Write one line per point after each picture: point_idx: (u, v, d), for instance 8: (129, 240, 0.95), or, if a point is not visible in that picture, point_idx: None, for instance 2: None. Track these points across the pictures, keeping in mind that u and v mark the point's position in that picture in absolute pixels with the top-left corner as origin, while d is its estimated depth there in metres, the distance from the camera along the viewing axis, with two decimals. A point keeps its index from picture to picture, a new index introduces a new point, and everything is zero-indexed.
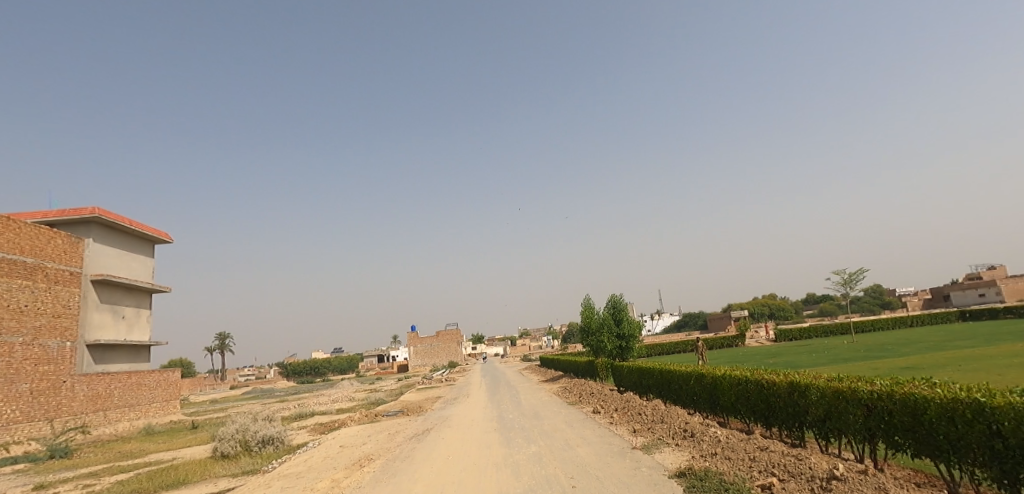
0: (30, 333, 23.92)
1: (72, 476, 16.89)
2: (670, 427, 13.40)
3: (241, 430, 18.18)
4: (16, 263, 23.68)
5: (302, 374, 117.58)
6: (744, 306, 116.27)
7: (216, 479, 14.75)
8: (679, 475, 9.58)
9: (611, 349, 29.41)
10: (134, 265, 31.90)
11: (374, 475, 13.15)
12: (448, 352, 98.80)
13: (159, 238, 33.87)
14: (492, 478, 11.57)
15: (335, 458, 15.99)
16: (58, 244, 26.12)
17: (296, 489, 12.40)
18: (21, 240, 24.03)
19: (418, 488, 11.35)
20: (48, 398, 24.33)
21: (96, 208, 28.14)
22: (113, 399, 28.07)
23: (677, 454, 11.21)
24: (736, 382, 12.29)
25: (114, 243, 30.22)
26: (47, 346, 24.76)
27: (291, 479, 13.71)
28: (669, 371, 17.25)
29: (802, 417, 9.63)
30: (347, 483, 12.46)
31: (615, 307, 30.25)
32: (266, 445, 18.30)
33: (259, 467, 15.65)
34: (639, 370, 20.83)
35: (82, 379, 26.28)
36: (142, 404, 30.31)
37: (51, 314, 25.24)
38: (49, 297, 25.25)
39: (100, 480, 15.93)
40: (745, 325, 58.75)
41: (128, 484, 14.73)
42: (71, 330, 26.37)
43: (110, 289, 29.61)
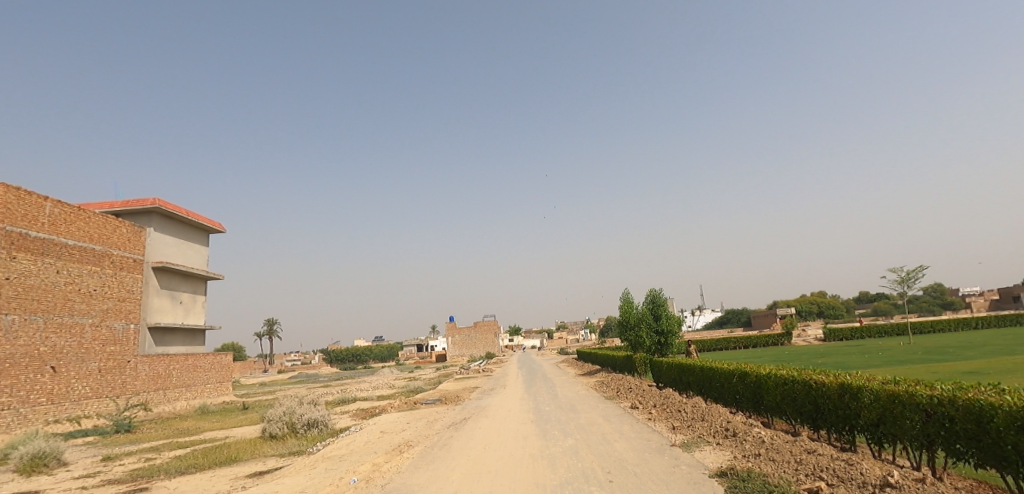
0: (99, 315, 25.44)
1: (136, 449, 17.91)
2: (711, 426, 13.10)
3: (288, 413, 18.91)
4: (87, 250, 25.21)
5: (345, 361, 121.06)
6: (792, 303, 112.43)
7: (265, 458, 15.35)
8: (720, 475, 9.38)
9: (649, 344, 29.03)
10: (191, 253, 33.35)
11: (413, 461, 13.43)
12: (486, 344, 100.08)
13: (213, 227, 35.35)
14: (529, 469, 11.60)
15: (376, 443, 16.38)
16: (123, 232, 27.60)
17: (339, 472, 12.78)
18: (91, 229, 25.56)
19: (456, 476, 11.49)
20: (115, 377, 25.91)
21: (157, 198, 29.67)
22: (171, 379, 29.73)
23: (718, 454, 10.95)
24: (782, 382, 11.85)
25: (173, 232, 31.73)
26: (114, 327, 26.30)
27: (334, 461, 14.15)
28: (710, 368, 16.88)
29: (853, 420, 9.25)
30: (387, 467, 12.77)
31: (654, 302, 29.76)
32: (310, 428, 18.93)
33: (305, 449, 16.19)
34: (679, 367, 20.41)
35: (144, 359, 27.87)
36: (198, 384, 31.90)
37: (117, 298, 26.75)
38: (115, 282, 26.76)
39: (160, 454, 16.81)
40: (791, 323, 56.95)
41: (186, 459, 15.52)
42: (135, 313, 27.90)
43: (170, 276, 31.15)
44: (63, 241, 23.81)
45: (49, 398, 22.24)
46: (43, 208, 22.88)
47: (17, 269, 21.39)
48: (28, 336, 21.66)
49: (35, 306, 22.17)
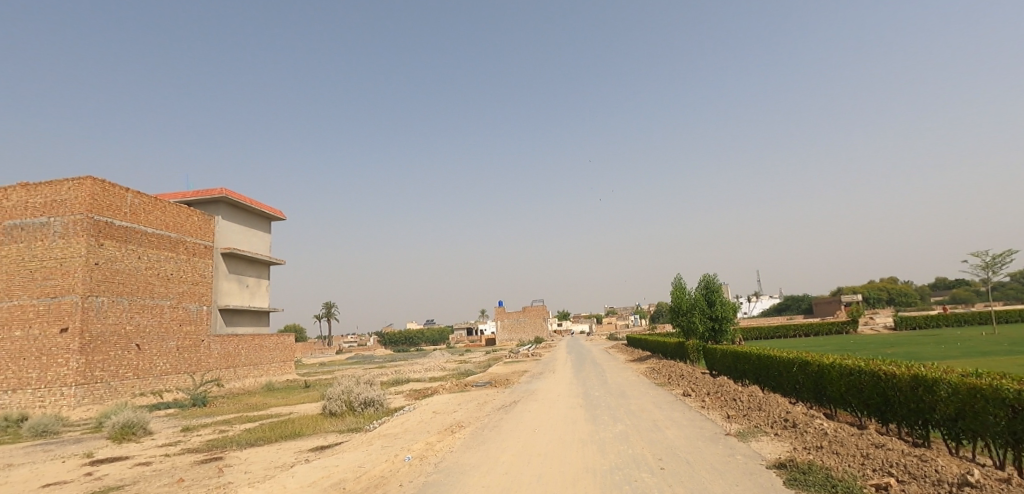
0: (176, 297, 27.15)
1: (211, 422, 19.11)
2: (769, 415, 12.64)
3: (346, 392, 19.66)
4: (164, 237, 26.87)
5: (398, 343, 124.59)
6: (858, 289, 106.79)
7: (325, 434, 16.04)
8: (779, 466, 9.04)
9: (703, 331, 28.30)
10: (255, 240, 34.98)
11: (464, 441, 13.68)
12: (535, 328, 100.52)
13: (274, 215, 36.89)
14: (580, 453, 11.58)
15: (429, 422, 16.81)
16: (195, 221, 29.25)
17: (395, 449, 13.19)
18: (167, 218, 27.23)
19: (507, 458, 11.62)
20: (191, 354, 27.69)
21: (225, 188, 31.21)
22: (240, 358, 31.52)
23: (777, 445, 10.56)
24: (848, 372, 11.27)
25: (239, 220, 33.36)
26: (189, 309, 28.03)
27: (390, 439, 14.62)
28: (768, 356, 16.27)
29: (928, 415, 8.68)
30: (440, 447, 13.08)
31: (708, 288, 28.96)
32: (367, 407, 19.62)
33: (362, 426, 16.81)
34: (735, 354, 19.78)
35: (216, 339, 29.62)
36: (264, 363, 33.66)
37: (191, 281, 28.43)
38: (189, 267, 28.42)
39: (231, 427, 17.87)
40: (858, 310, 54.20)
41: (254, 432, 16.42)
42: (207, 296, 29.61)
43: (237, 261, 32.82)
44: (143, 229, 25.49)
45: (135, 372, 24.04)
46: (125, 199, 24.55)
47: (104, 255, 23.12)
48: (115, 316, 23.39)
49: (121, 289, 23.90)
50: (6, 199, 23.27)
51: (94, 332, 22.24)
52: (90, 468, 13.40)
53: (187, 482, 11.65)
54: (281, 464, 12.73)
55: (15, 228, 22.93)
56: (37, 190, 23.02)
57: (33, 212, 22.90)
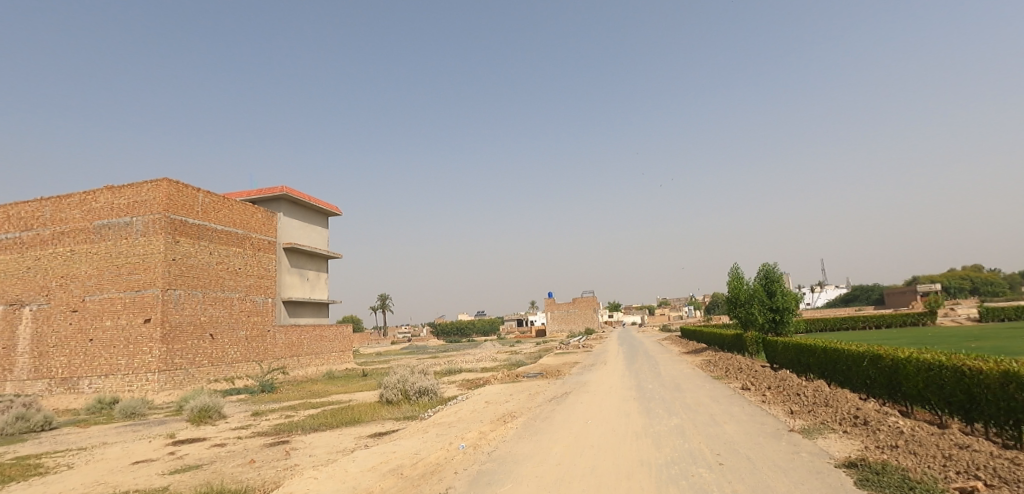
0: (244, 290, 28.59)
1: (278, 407, 20.03)
2: (837, 412, 11.98)
3: (402, 381, 20.14)
4: (232, 234, 28.27)
5: (450, 334, 126.75)
6: (936, 278, 99.86)
7: (383, 421, 16.49)
8: (848, 466, 8.54)
9: (763, 322, 27.16)
10: (313, 235, 36.28)
11: (517, 431, 13.72)
12: (586, 319, 99.77)
13: (331, 211, 38.14)
14: (634, 446, 11.37)
15: (482, 412, 16.96)
16: (259, 218, 30.62)
17: (449, 437, 13.41)
18: (234, 216, 28.62)
19: (559, 448, 11.56)
20: (258, 344, 29.10)
21: (285, 186, 32.51)
22: (303, 347, 32.90)
23: (846, 443, 9.99)
24: (926, 367, 10.50)
25: (298, 217, 34.69)
26: (256, 301, 29.43)
27: (444, 427, 14.86)
28: (835, 350, 15.42)
29: (1020, 415, 7.98)
30: (492, 436, 13.19)
31: (768, 277, 27.80)
32: (422, 396, 20.02)
33: (417, 414, 17.16)
34: (798, 347, 18.89)
35: (280, 329, 31.01)
36: (325, 352, 34.98)
37: (257, 275, 29.81)
38: (255, 261, 29.80)
39: (296, 412, 18.67)
40: (936, 300, 50.68)
41: (317, 418, 17.10)
42: (271, 288, 30.98)
43: (298, 255, 34.17)
44: (213, 226, 26.91)
45: (209, 360, 25.52)
46: (196, 198, 25.97)
47: (180, 251, 24.61)
48: (191, 307, 24.88)
49: (195, 283, 25.37)
50: (94, 200, 25.10)
51: (172, 322, 23.74)
52: (172, 448, 14.33)
53: (257, 463, 12.25)
54: (342, 449, 13.17)
55: (102, 227, 24.72)
56: (121, 192, 24.74)
57: (117, 212, 24.62)
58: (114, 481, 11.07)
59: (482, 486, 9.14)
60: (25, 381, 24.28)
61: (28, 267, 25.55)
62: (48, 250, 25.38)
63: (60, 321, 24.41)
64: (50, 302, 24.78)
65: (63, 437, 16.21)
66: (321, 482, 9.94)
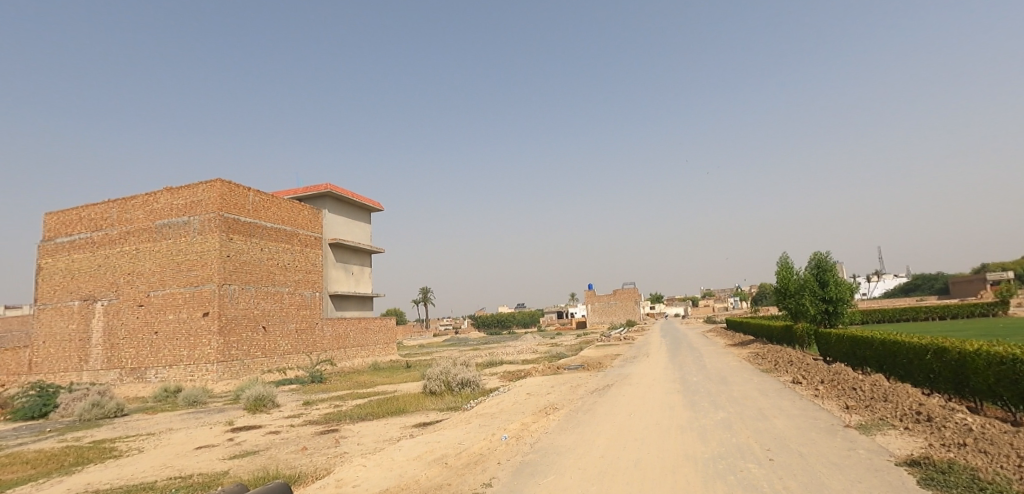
0: (293, 285, 29.52)
1: (326, 397, 20.61)
2: (897, 407, 11.36)
3: (444, 372, 20.37)
4: (281, 231, 29.20)
5: (491, 327, 127.69)
6: (1007, 266, 93.61)
7: (427, 411, 16.72)
8: (910, 464, 8.07)
9: (815, 314, 26.04)
10: (357, 230, 37.10)
11: (559, 423, 13.66)
12: (627, 311, 98.56)
13: (373, 207, 38.91)
14: (679, 439, 11.12)
15: (524, 403, 16.95)
16: (306, 215, 31.51)
17: (491, 428, 13.47)
18: (283, 214, 29.53)
19: (602, 440, 11.44)
20: (307, 336, 30.04)
21: (329, 183, 33.33)
22: (349, 339, 33.75)
23: (907, 440, 9.46)
24: (997, 360, 9.82)
25: (342, 213, 35.54)
26: (304, 295, 30.33)
27: (486, 418, 14.93)
28: (895, 342, 14.62)
29: None
30: (535, 427, 13.17)
31: (820, 267, 26.78)
32: (464, 387, 20.18)
33: (461, 405, 17.32)
34: (854, 339, 18.02)
35: (327, 322, 31.88)
36: (370, 344, 35.80)
37: (305, 271, 30.70)
38: (302, 257, 30.70)
39: (344, 402, 19.16)
40: (1008, 290, 47.45)
41: (364, 407, 17.51)
42: (318, 283, 31.85)
43: (343, 250, 35.03)
44: (263, 224, 27.86)
45: (262, 352, 26.52)
46: (247, 197, 26.91)
47: (234, 248, 25.61)
48: (245, 301, 25.87)
49: (248, 278, 26.35)
50: (155, 202, 26.38)
51: (228, 316, 24.76)
52: (231, 434, 14.99)
53: (309, 450, 12.63)
54: (388, 438, 13.43)
55: (163, 226, 25.96)
56: (179, 193, 25.92)
57: (176, 212, 25.81)
58: (179, 465, 11.66)
59: (525, 476, 9.12)
60: (99, 371, 25.90)
61: (98, 264, 27.16)
62: (115, 249, 26.88)
63: (128, 315, 25.86)
64: (118, 297, 26.28)
65: (134, 422, 17.20)
66: (369, 469, 10.15)
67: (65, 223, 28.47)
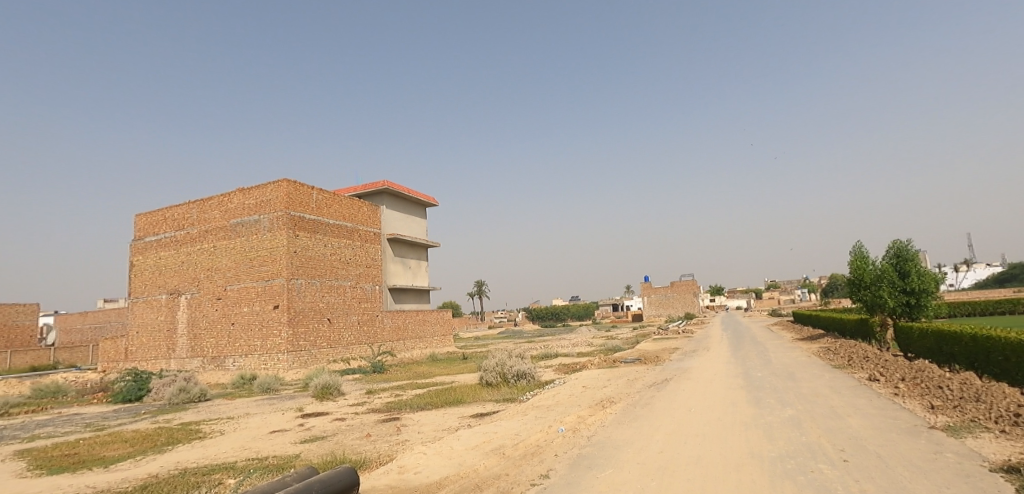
0: (355, 278, 30.61)
1: (388, 387, 21.30)
2: (990, 409, 10.49)
3: (500, 364, 20.59)
4: (343, 227, 30.32)
5: (546, 319, 127.81)
6: None
7: (484, 402, 16.97)
8: (1007, 471, 7.45)
9: (895, 308, 24.35)
10: (414, 225, 38.01)
11: (616, 416, 13.52)
12: (685, 304, 96.04)
13: (429, 202, 39.71)
14: (744, 437, 10.74)
15: (581, 396, 16.89)
16: (365, 211, 32.56)
17: (548, 420, 13.51)
18: (344, 210, 30.64)
19: (661, 436, 11.22)
20: (369, 327, 31.12)
21: (386, 180, 34.27)
22: (408, 331, 34.71)
23: (1003, 444, 8.72)
24: None
25: (399, 209, 36.49)
26: (365, 288, 31.39)
27: (543, 410, 14.98)
28: (987, 338, 13.48)
29: None
30: (592, 420, 13.10)
31: (900, 256, 25.21)
32: (520, 379, 20.32)
33: (517, 397, 17.46)
34: (939, 335, 16.77)
35: (387, 314, 32.90)
36: (428, 336, 36.68)
37: (365, 265, 31.77)
38: (363, 252, 31.76)
39: (404, 392, 19.74)
40: None
41: (424, 397, 17.98)
42: (378, 276, 32.89)
43: (401, 245, 35.98)
44: (327, 221, 29.02)
45: (327, 343, 27.71)
46: (311, 195, 28.10)
47: (300, 244, 26.83)
48: (311, 295, 27.08)
49: (314, 272, 27.55)
50: (229, 202, 28.00)
51: (296, 308, 26.01)
52: (301, 419, 15.79)
53: (373, 437, 13.12)
54: (447, 427, 13.75)
55: (236, 225, 27.54)
56: (250, 193, 27.40)
57: (247, 211, 27.31)
58: (256, 447, 12.42)
59: (582, 469, 9.09)
60: (185, 359, 27.90)
61: (181, 261, 29.19)
62: (196, 246, 28.78)
63: (208, 307, 27.67)
64: (199, 291, 28.15)
65: (215, 407, 18.44)
66: (430, 457, 10.42)
67: (152, 223, 30.76)
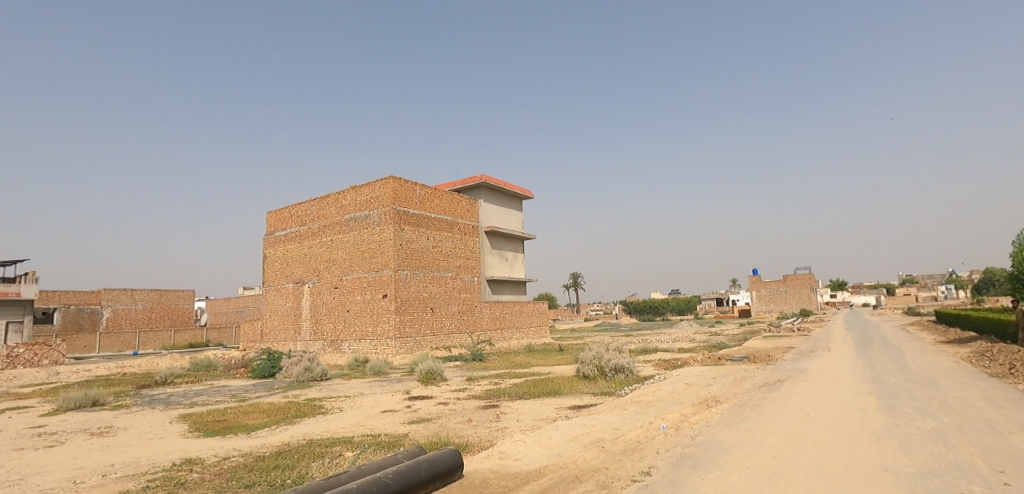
0: (455, 270, 31.72)
1: (486, 375, 21.87)
2: None
3: (597, 357, 20.34)
4: (444, 221, 31.48)
5: (645, 313, 124.47)
6: None
7: (581, 395, 16.87)
8: None
9: None
10: (510, 218, 38.55)
11: (724, 417, 12.82)
12: (801, 299, 88.93)
13: (524, 195, 40.06)
14: (875, 449, 9.69)
15: (683, 394, 16.22)
16: (464, 205, 33.55)
17: (649, 416, 13.11)
18: (445, 205, 31.81)
19: (775, 440, 10.47)
20: (468, 317, 32.16)
21: (484, 175, 35.03)
22: (505, 321, 35.40)
23: None
24: None
25: (496, 202, 37.17)
26: (464, 279, 32.42)
27: (643, 406, 14.58)
28: None
29: None
30: (696, 419, 12.54)
31: None
32: (618, 373, 19.94)
33: (615, 391, 17.16)
34: None
35: (485, 304, 33.77)
36: (524, 326, 37.18)
37: (465, 257, 32.79)
38: (462, 244, 32.81)
39: (502, 381, 20.16)
40: None
41: (521, 387, 18.24)
42: (477, 268, 33.81)
43: (498, 237, 36.67)
44: (429, 215, 30.29)
45: (431, 330, 29.01)
46: (415, 191, 29.46)
47: (405, 237, 28.28)
48: (415, 285, 28.46)
49: (417, 263, 28.91)
50: (343, 199, 30.14)
51: (402, 297, 27.49)
52: (408, 402, 16.69)
53: (474, 422, 13.54)
54: (545, 417, 13.83)
55: (350, 220, 29.61)
56: (361, 190, 29.31)
57: (359, 207, 29.25)
58: (369, 424, 13.31)
59: (687, 469, 8.74)
60: (308, 341, 30.61)
61: (305, 253, 31.93)
62: (316, 240, 31.34)
63: (327, 295, 30.08)
64: (320, 280, 30.66)
65: (334, 386, 20.03)
66: (529, 445, 10.55)
67: (280, 219, 33.96)
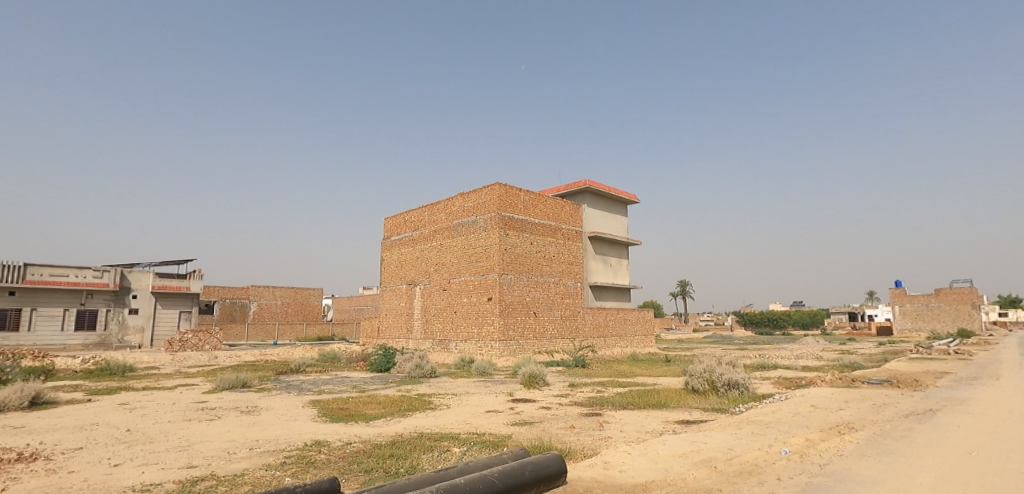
0: (558, 275, 31.79)
1: (590, 382, 21.63)
2: None
3: (708, 371, 19.30)
4: (548, 226, 31.71)
5: (762, 326, 116.04)
6: None
7: (690, 409, 16.10)
8: None
9: None
10: (614, 223, 37.90)
11: (858, 446, 11.55)
12: (958, 316, 77.86)
13: (630, 200, 39.16)
14: None
15: (807, 417, 14.87)
16: (568, 210, 33.57)
17: (768, 438, 12.18)
18: (549, 210, 32.05)
19: (922, 478, 9.25)
20: (571, 322, 32.04)
21: (589, 179, 34.78)
22: (608, 329, 34.80)
23: None
24: None
25: (601, 207, 36.74)
26: (568, 284, 32.38)
27: (761, 426, 13.57)
28: None
29: None
30: (824, 446, 11.42)
31: None
32: (731, 389, 18.76)
33: (728, 408, 16.16)
34: None
35: (588, 311, 33.45)
36: (629, 335, 36.29)
37: (568, 262, 32.77)
38: (566, 250, 32.80)
39: (606, 389, 19.82)
40: None
41: (626, 397, 17.81)
42: (580, 274, 33.62)
43: (602, 243, 36.19)
44: (534, 220, 30.68)
45: (534, 335, 29.30)
46: (520, 197, 30.01)
47: (510, 242, 28.88)
48: (519, 289, 28.95)
49: (522, 268, 29.38)
50: (452, 205, 31.47)
51: (507, 301, 28.07)
52: (512, 404, 16.97)
53: (577, 429, 13.45)
54: (651, 430, 13.38)
55: (458, 225, 30.85)
56: (468, 197, 30.43)
57: (467, 212, 30.39)
58: (475, 424, 13.73)
59: None
60: (419, 340, 32.28)
61: (417, 256, 33.75)
62: (428, 244, 33.00)
63: (437, 296, 31.53)
64: (430, 282, 32.23)
65: (442, 384, 20.92)
66: (635, 458, 10.26)
67: (396, 224, 36.21)
